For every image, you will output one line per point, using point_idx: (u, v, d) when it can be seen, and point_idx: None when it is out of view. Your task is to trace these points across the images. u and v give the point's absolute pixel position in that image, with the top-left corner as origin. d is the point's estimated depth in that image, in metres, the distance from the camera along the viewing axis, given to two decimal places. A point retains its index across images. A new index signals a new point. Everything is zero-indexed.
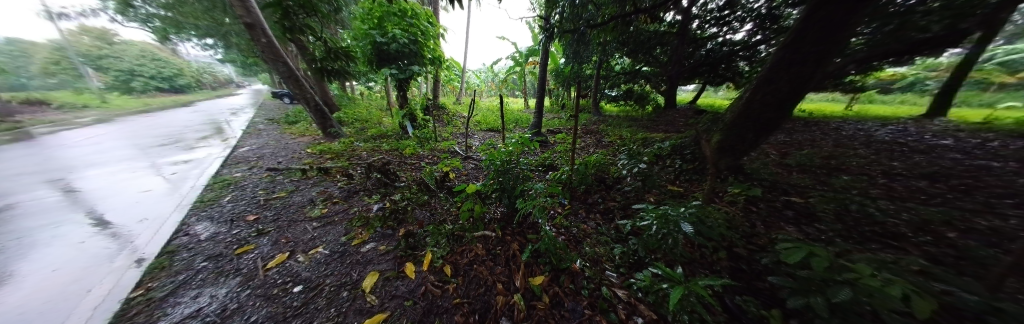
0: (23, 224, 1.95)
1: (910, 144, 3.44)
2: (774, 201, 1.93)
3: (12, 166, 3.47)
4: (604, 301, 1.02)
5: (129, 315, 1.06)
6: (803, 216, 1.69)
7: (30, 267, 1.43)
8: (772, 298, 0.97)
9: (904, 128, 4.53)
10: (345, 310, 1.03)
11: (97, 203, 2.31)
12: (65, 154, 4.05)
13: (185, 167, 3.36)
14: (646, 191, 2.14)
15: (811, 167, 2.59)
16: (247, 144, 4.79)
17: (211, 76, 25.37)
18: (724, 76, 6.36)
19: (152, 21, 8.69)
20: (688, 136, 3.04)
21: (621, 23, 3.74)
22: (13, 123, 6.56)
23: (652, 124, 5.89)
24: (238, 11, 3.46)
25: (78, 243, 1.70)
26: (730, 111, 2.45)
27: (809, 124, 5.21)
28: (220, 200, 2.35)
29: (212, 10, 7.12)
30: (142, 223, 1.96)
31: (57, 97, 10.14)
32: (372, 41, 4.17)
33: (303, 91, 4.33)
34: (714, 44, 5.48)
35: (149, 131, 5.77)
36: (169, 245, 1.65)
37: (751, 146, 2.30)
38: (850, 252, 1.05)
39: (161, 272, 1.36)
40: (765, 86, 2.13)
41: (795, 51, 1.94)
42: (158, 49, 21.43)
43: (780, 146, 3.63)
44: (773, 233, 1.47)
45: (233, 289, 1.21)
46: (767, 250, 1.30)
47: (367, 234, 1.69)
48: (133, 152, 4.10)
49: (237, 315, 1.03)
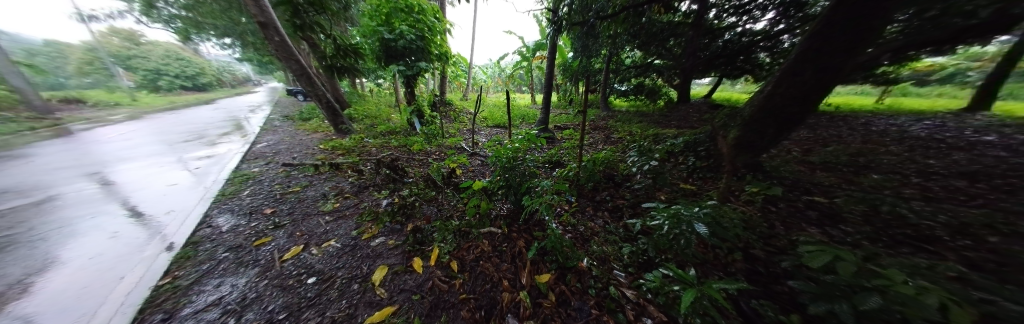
0: (67, 213, 2.12)
1: (947, 140, 3.17)
2: (795, 201, 1.83)
3: (52, 161, 3.75)
4: (612, 301, 1.00)
5: (158, 301, 1.14)
6: (827, 217, 1.60)
7: (71, 256, 1.55)
8: (791, 303, 0.93)
9: (941, 123, 4.18)
10: (355, 302, 1.07)
11: (129, 195, 2.47)
12: (101, 149, 4.36)
13: (207, 162, 3.52)
14: (656, 189, 2.09)
15: (836, 165, 2.44)
16: (264, 140, 5.00)
17: (230, 75, 26.49)
18: (742, 68, 5.92)
19: (174, 22, 9.11)
20: (701, 132, 2.93)
21: (632, 14, 3.59)
22: (52, 121, 7.07)
23: (663, 120, 5.71)
24: (253, 10, 3.56)
25: (113, 233, 1.82)
26: (749, 105, 2.31)
27: (834, 119, 4.90)
28: (239, 194, 2.47)
29: (229, 10, 7.38)
30: (170, 215, 2.08)
31: (93, 96, 10.88)
32: (381, 38, 4.19)
33: (315, 88, 4.44)
34: (732, 34, 5.10)
35: (174, 128, 6.11)
36: (193, 235, 1.75)
37: (772, 142, 2.17)
38: (877, 255, 0.98)
39: (187, 261, 1.45)
40: (789, 78, 1.99)
41: (823, 40, 1.80)
42: (182, 50, 22.58)
43: (802, 142, 3.44)
44: (793, 234, 1.40)
45: (250, 280, 1.27)
46: (786, 253, 1.23)
47: (376, 229, 1.73)
48: (161, 148, 4.37)
49: (255, 305, 1.09)
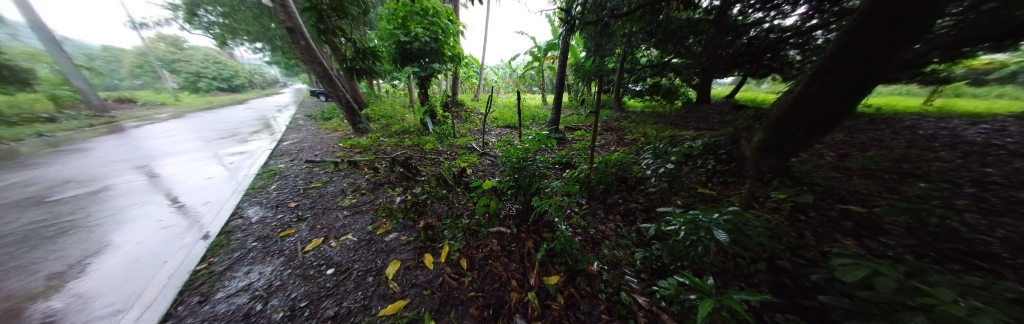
0: (120, 202, 2.38)
1: (1013, 146, 2.79)
2: (828, 210, 1.69)
3: (109, 155, 4.20)
4: (623, 307, 0.97)
5: (195, 285, 1.25)
6: (866, 229, 1.45)
7: (123, 241, 1.73)
8: (822, 319, 0.85)
9: (1006, 126, 3.69)
10: (370, 294, 1.12)
11: (172, 187, 2.73)
12: (148, 145, 4.83)
13: (238, 158, 3.82)
14: (673, 193, 2.01)
15: (876, 172, 2.22)
16: (289, 138, 5.34)
17: (261, 77, 28.49)
18: (770, 66, 5.54)
19: (213, 28, 9.90)
20: (723, 134, 2.78)
21: (648, 11, 3.47)
22: (109, 119, 7.89)
23: (680, 121, 5.48)
24: (281, 16, 3.80)
25: (158, 221, 2.02)
26: (776, 106, 2.17)
27: (874, 122, 4.48)
28: (267, 188, 2.65)
29: (260, 16, 7.93)
30: (206, 206, 2.28)
31: (143, 96, 12.06)
32: (397, 40, 4.34)
33: (336, 89, 4.68)
34: (759, 31, 4.78)
35: (211, 126, 6.65)
36: (226, 225, 1.90)
37: (802, 146, 2.02)
38: (924, 271, 0.87)
39: (220, 249, 1.58)
40: (823, 76, 1.84)
41: (862, 36, 1.65)
42: (219, 54, 24.54)
43: (837, 146, 3.16)
44: (824, 245, 1.29)
45: (277, 268, 1.36)
46: (817, 265, 1.13)
47: (390, 224, 1.80)
48: (199, 144, 4.78)
49: (280, 292, 1.17)
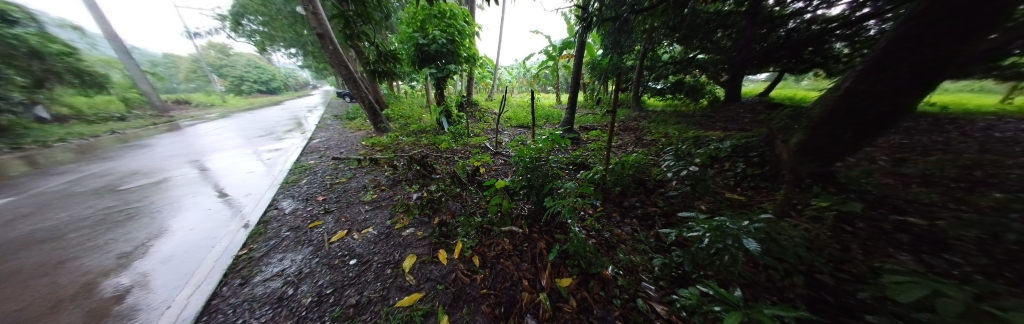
0: (177, 192, 2.72)
1: None
2: (880, 221, 1.50)
3: (168, 150, 4.79)
4: (639, 315, 0.93)
5: (237, 268, 1.40)
6: (927, 243, 1.27)
7: (178, 226, 1.98)
8: None
9: None
10: (387, 286, 1.18)
11: (218, 180, 3.06)
12: (201, 142, 5.45)
13: (274, 154, 4.18)
14: (696, 198, 1.89)
15: (943, 180, 1.93)
16: (318, 136, 5.75)
17: (294, 80, 30.98)
18: (812, 60, 5.00)
19: (254, 36, 10.89)
20: (755, 135, 2.57)
21: (672, 5, 3.28)
22: (169, 119, 8.96)
23: (706, 121, 5.12)
24: (313, 23, 4.11)
25: (207, 209, 2.29)
26: (818, 105, 1.96)
27: (942, 122, 3.88)
28: (298, 182, 2.88)
29: (295, 23, 8.61)
30: (247, 197, 2.54)
31: (196, 99, 13.57)
32: (416, 43, 4.51)
33: (360, 90, 4.96)
34: (798, 22, 4.36)
35: (252, 125, 7.35)
36: (264, 215, 2.11)
37: (850, 149, 1.80)
38: (1005, 295, 0.74)
39: (259, 237, 1.75)
40: (877, 71, 1.63)
41: (924, 24, 1.44)
42: (259, 60, 26.99)
43: (893, 150, 2.78)
44: (875, 260, 1.14)
45: (306, 256, 1.48)
46: (865, 281, 1.01)
47: (407, 219, 1.87)
48: (242, 141, 5.31)
49: (309, 279, 1.27)
